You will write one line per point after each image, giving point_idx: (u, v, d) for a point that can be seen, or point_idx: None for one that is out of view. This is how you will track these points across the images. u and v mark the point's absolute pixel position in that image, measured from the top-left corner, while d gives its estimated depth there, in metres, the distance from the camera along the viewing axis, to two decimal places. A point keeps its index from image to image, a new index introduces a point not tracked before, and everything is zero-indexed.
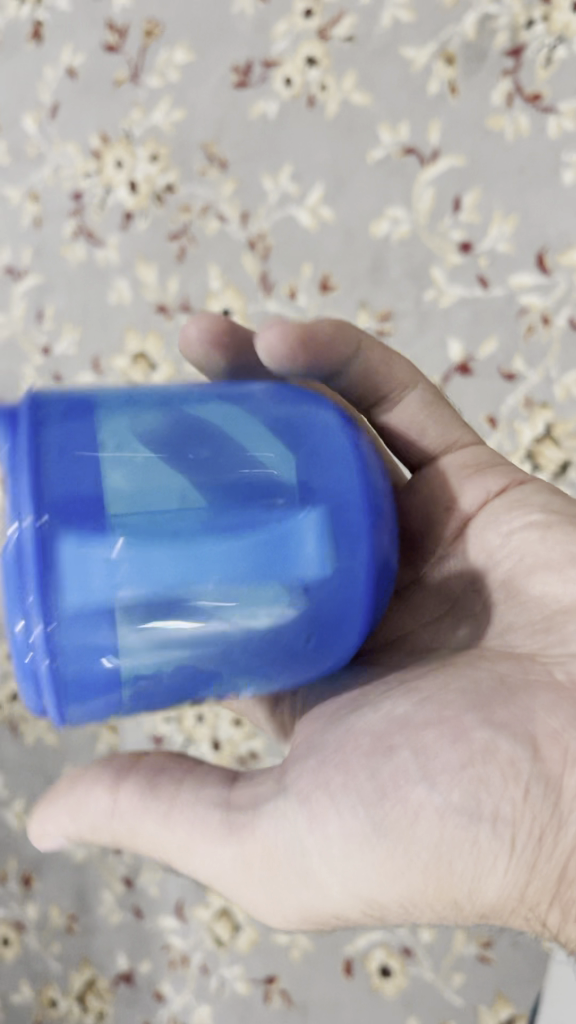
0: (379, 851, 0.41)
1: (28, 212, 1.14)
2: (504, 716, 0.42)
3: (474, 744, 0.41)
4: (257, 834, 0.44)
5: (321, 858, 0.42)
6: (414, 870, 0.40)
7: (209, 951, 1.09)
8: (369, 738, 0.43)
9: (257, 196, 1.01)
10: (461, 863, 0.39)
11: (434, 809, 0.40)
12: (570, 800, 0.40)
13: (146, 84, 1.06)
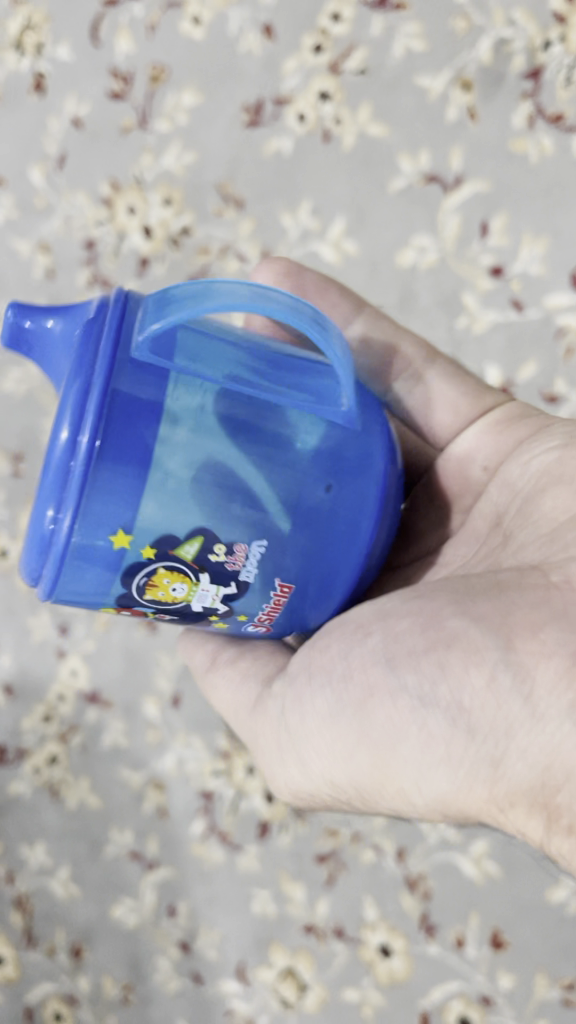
0: (343, 719, 0.50)
1: (40, 264, 1.13)
2: (484, 611, 0.47)
3: (440, 641, 0.47)
4: (277, 706, 0.56)
5: (299, 728, 0.53)
6: (375, 743, 0.48)
7: (275, 1014, 1.04)
8: (355, 629, 0.52)
9: (277, 233, 0.99)
10: (420, 745, 0.46)
11: (394, 692, 0.47)
12: (541, 697, 0.44)
13: (155, 129, 1.05)
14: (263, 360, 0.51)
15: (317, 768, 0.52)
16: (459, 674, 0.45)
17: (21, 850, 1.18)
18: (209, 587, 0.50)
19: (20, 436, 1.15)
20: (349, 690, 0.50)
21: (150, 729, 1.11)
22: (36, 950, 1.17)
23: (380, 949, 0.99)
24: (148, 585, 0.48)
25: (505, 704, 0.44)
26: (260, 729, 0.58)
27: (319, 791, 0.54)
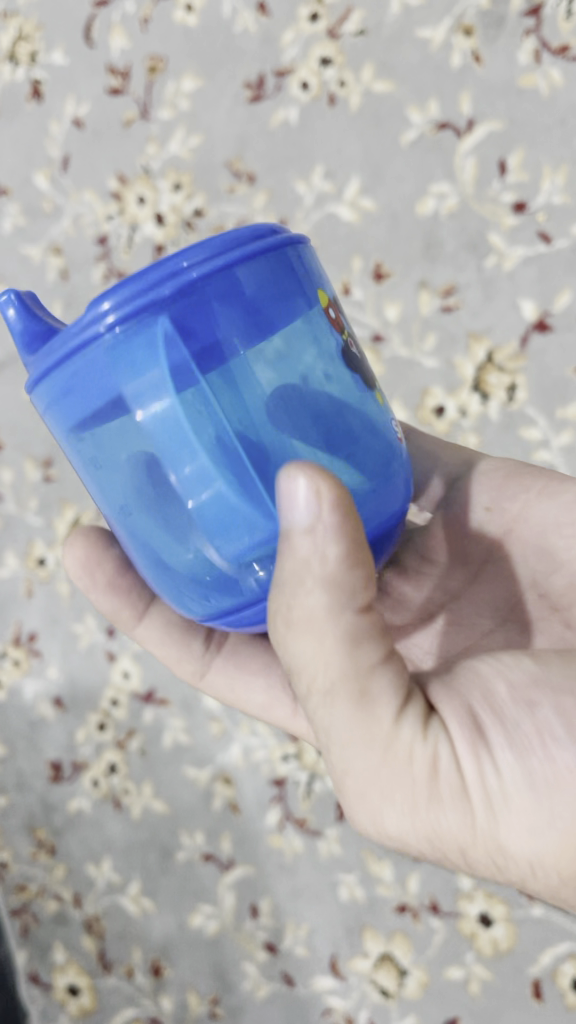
0: (496, 790, 0.39)
1: (53, 267, 1.12)
2: (560, 677, 0.41)
3: (534, 703, 0.40)
4: (402, 742, 0.41)
5: (449, 794, 0.40)
6: (525, 818, 0.39)
7: (377, 1005, 0.99)
8: (446, 688, 0.43)
9: (292, 201, 0.99)
10: (564, 817, 0.38)
11: (513, 761, 0.39)
12: None
13: (158, 118, 1.06)
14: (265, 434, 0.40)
15: (455, 833, 0.40)
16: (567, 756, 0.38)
17: (87, 870, 1.13)
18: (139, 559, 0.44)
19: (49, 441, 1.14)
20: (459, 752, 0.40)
21: (214, 722, 1.06)
22: (113, 975, 1.11)
23: (481, 920, 0.94)
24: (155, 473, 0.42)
25: None
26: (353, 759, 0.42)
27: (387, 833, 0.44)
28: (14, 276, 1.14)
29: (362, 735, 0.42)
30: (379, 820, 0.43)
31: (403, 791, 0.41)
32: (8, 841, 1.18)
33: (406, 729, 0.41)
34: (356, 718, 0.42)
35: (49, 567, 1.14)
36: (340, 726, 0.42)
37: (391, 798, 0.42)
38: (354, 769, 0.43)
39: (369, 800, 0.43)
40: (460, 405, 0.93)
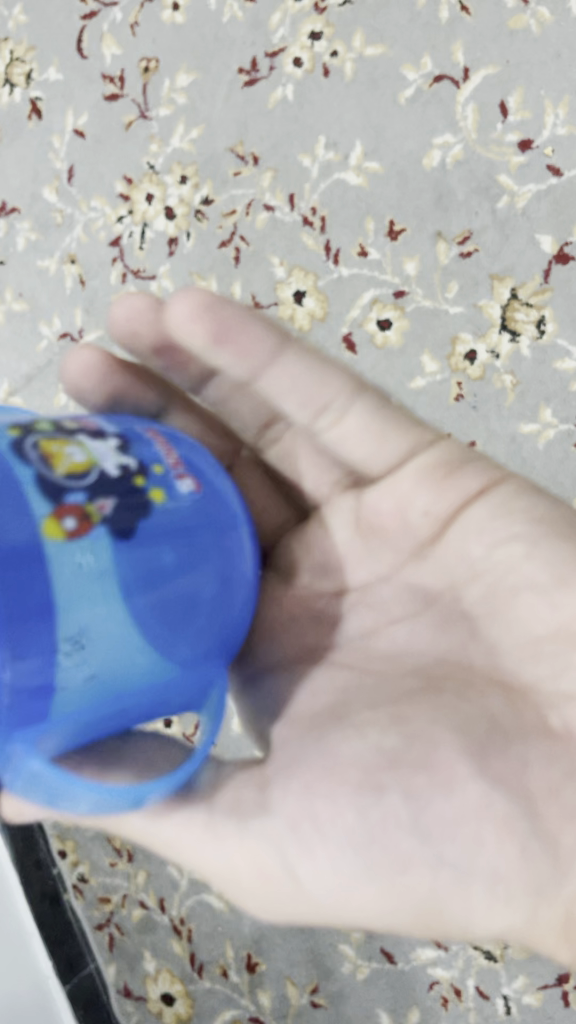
0: (374, 876, 0.41)
1: (71, 274, 1.14)
2: (498, 756, 0.41)
3: (485, 791, 0.41)
4: (287, 826, 0.42)
5: (339, 858, 0.41)
6: (395, 899, 0.41)
7: (483, 971, 0.97)
8: (372, 746, 0.42)
9: (299, 174, 1.01)
10: (455, 905, 0.40)
11: (430, 857, 0.40)
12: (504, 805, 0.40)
13: (158, 117, 1.08)
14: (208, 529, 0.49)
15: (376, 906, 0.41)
16: (551, 830, 0.40)
17: (169, 873, 1.10)
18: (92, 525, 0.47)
19: None
20: (464, 851, 0.40)
21: None
22: (207, 978, 1.08)
23: None
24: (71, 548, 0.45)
25: (525, 862, 0.40)
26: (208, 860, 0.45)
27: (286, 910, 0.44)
28: (32, 288, 1.16)
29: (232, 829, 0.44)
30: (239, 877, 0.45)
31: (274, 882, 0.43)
32: (85, 854, 1.14)
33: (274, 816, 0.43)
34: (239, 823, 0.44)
35: None
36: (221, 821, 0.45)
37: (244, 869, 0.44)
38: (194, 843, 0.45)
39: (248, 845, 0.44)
40: (492, 347, 0.95)
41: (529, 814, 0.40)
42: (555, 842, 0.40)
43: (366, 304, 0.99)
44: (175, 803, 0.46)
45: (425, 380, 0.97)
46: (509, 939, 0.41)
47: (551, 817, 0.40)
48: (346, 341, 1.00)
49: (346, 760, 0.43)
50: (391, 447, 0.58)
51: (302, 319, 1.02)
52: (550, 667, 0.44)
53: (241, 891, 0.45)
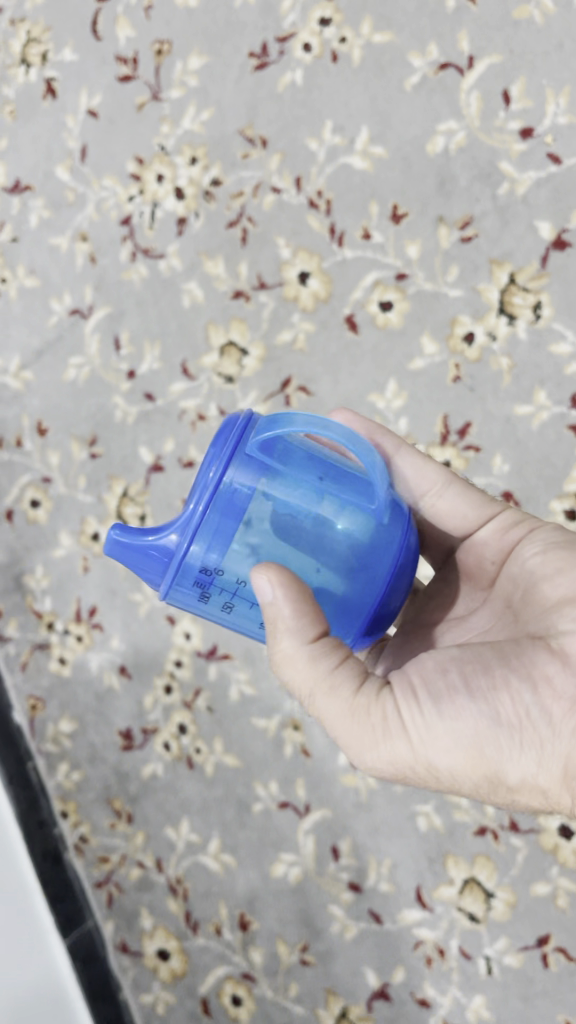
0: (437, 729, 0.51)
1: (82, 252, 1.16)
2: (518, 659, 0.52)
3: (508, 677, 0.51)
4: (380, 703, 0.53)
5: (409, 721, 0.52)
6: (456, 750, 0.50)
7: (466, 933, 1.00)
8: (432, 658, 0.54)
9: (306, 158, 1.04)
10: (488, 751, 0.50)
11: (472, 715, 0.50)
12: (519, 685, 0.50)
13: (170, 99, 1.11)
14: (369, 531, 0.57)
15: (439, 756, 0.51)
16: (545, 694, 0.50)
17: (167, 834, 1.14)
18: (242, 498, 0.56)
19: (92, 419, 1.17)
20: (493, 707, 0.50)
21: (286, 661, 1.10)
22: (201, 936, 1.11)
23: (561, 831, 0.99)
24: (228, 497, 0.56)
25: (538, 723, 0.50)
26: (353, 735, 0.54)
27: (397, 765, 0.53)
28: (44, 266, 1.19)
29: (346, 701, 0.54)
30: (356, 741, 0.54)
31: (368, 734, 0.53)
32: (86, 815, 1.18)
33: (386, 700, 0.53)
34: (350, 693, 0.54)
35: (102, 542, 1.16)
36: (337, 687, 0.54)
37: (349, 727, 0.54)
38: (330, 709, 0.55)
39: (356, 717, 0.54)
40: (489, 329, 0.97)
41: (540, 690, 0.50)
42: (550, 708, 0.49)
43: (368, 286, 1.01)
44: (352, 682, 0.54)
45: (424, 361, 1.00)
46: (530, 787, 0.50)
47: (548, 688, 0.50)
48: (348, 322, 1.03)
49: (420, 661, 0.54)
50: (471, 510, 0.70)
51: (306, 300, 1.05)
52: (558, 611, 0.55)
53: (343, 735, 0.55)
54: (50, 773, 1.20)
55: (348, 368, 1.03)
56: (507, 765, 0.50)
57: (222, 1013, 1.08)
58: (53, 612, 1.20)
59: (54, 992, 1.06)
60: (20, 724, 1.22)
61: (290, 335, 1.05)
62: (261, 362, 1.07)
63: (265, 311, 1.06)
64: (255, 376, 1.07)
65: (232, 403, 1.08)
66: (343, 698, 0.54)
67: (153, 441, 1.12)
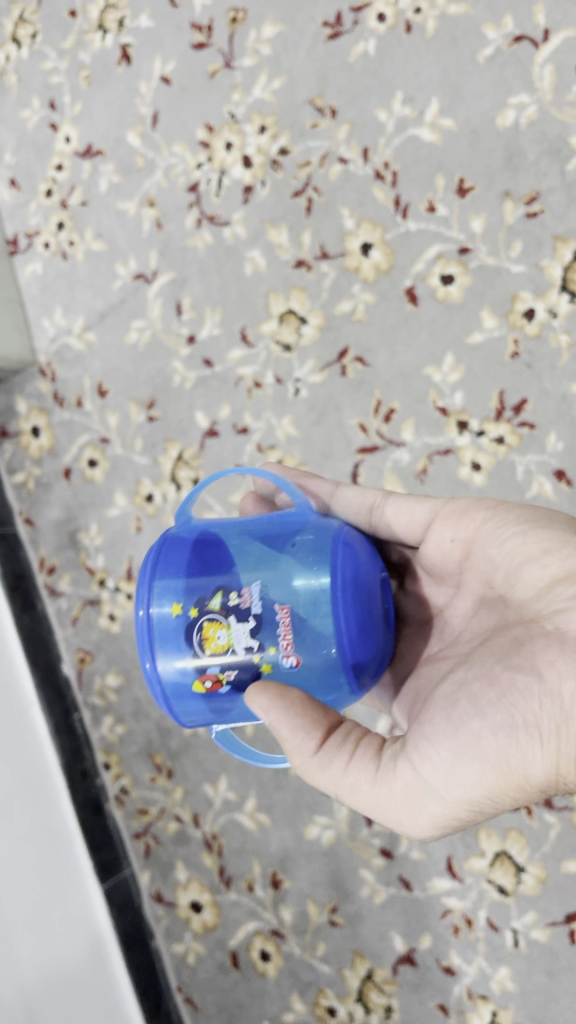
0: (461, 762, 0.52)
1: (148, 218, 1.19)
2: (517, 659, 0.52)
3: (508, 685, 0.51)
4: (401, 773, 0.55)
5: (434, 773, 0.53)
6: (481, 769, 0.51)
7: (495, 905, 1.01)
8: (442, 696, 0.55)
9: (374, 129, 1.04)
10: (510, 758, 0.50)
11: (487, 735, 0.51)
12: (521, 685, 0.50)
13: (242, 66, 1.12)
14: (303, 535, 0.65)
15: (474, 783, 0.51)
16: (551, 681, 0.49)
17: (204, 790, 1.17)
18: (241, 628, 0.59)
19: (151, 383, 1.19)
20: (500, 716, 0.50)
21: None
22: (233, 891, 1.14)
23: None
24: (208, 628, 0.59)
25: (542, 712, 0.49)
26: (379, 796, 0.56)
27: (438, 816, 0.54)
28: (111, 232, 1.21)
29: (369, 776, 0.57)
30: (399, 810, 0.56)
31: (399, 796, 0.55)
32: (127, 768, 1.22)
33: (403, 767, 0.55)
34: (378, 777, 0.57)
35: (156, 503, 1.19)
36: (359, 777, 0.57)
37: (389, 803, 0.56)
38: (363, 802, 0.58)
39: (389, 799, 0.56)
40: (550, 306, 0.97)
41: (538, 681, 0.50)
42: (558, 692, 0.49)
43: (430, 259, 1.02)
44: (358, 747, 0.58)
45: (483, 334, 1.00)
46: (564, 773, 0.49)
47: (552, 673, 0.49)
48: (408, 294, 1.03)
49: (437, 699, 0.56)
50: (419, 513, 0.72)
51: (367, 271, 1.05)
52: (546, 598, 0.55)
53: (399, 816, 0.56)
54: (95, 725, 1.24)
55: (406, 339, 1.03)
56: (528, 765, 0.49)
57: (250, 967, 1.12)
58: (105, 569, 1.23)
59: (80, 925, 1.11)
60: (69, 675, 1.26)
61: (349, 305, 1.06)
62: (320, 331, 1.08)
63: (326, 281, 1.08)
64: (312, 345, 1.09)
65: (288, 371, 1.10)
66: (366, 781, 0.57)
67: (209, 407, 1.15)
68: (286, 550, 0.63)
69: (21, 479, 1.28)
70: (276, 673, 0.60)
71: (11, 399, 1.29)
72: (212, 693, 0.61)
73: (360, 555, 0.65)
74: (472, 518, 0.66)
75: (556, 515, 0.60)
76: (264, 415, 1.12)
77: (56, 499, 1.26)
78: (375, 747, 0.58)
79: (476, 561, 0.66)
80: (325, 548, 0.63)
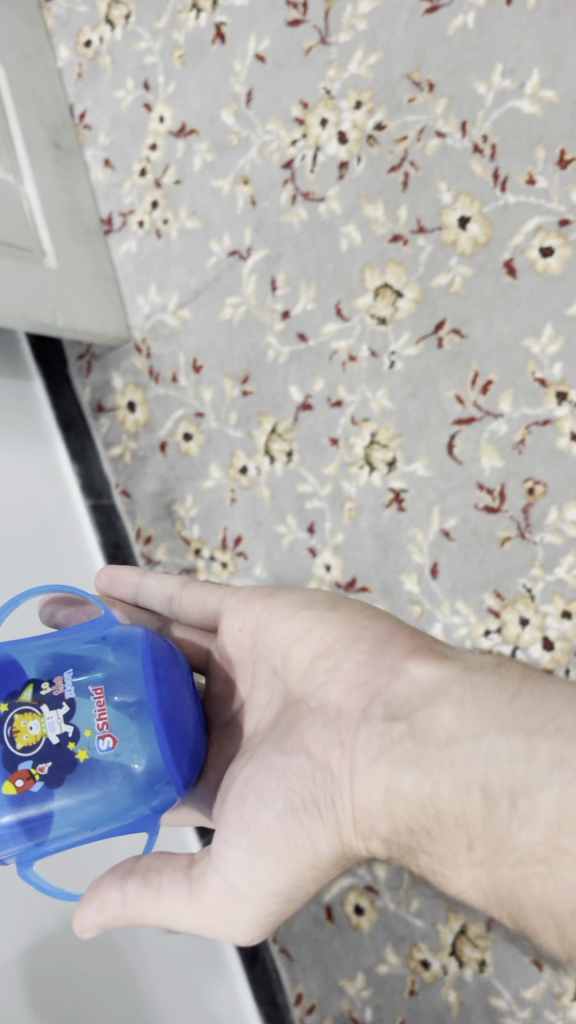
0: (256, 851, 0.62)
1: (242, 195, 1.21)
2: (293, 750, 0.64)
3: (288, 770, 0.64)
4: (211, 884, 0.63)
5: (233, 873, 0.62)
6: (268, 853, 0.62)
7: None
8: (232, 788, 0.66)
9: (473, 101, 1.05)
10: (295, 835, 0.61)
11: (264, 822, 0.62)
12: (287, 774, 0.63)
13: (338, 43, 1.13)
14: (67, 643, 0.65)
15: (265, 868, 0.62)
16: (321, 756, 0.62)
17: None
18: (53, 715, 0.59)
19: (245, 358, 1.22)
20: (280, 799, 0.62)
21: (415, 603, 1.12)
22: None
23: None
24: (16, 725, 0.58)
25: (317, 785, 0.61)
26: (194, 914, 0.63)
27: (255, 912, 0.63)
28: (204, 210, 1.24)
29: (185, 889, 0.64)
30: (231, 915, 0.63)
31: (222, 903, 0.62)
32: None
33: (208, 877, 0.63)
34: (194, 892, 0.63)
35: (250, 475, 1.22)
36: (183, 895, 0.63)
37: (209, 913, 0.63)
38: (191, 919, 0.64)
39: (215, 906, 0.63)
40: None
41: (321, 760, 0.62)
42: (328, 765, 0.61)
43: (530, 231, 1.03)
44: (169, 877, 0.65)
45: None
46: (348, 838, 0.60)
47: (321, 748, 0.63)
48: (506, 267, 1.05)
49: (229, 798, 0.66)
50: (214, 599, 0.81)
51: (465, 244, 1.07)
52: (311, 684, 0.67)
53: (230, 922, 0.63)
54: None
55: (504, 311, 1.05)
56: (313, 840, 0.61)
57: (345, 920, 1.16)
58: (200, 538, 1.26)
59: None
60: None
61: (446, 278, 1.08)
62: (416, 303, 1.10)
63: (423, 254, 1.09)
64: (408, 317, 1.11)
65: (384, 344, 1.12)
66: (181, 900, 0.63)
67: (303, 381, 1.18)
68: (53, 655, 0.63)
69: (117, 452, 1.33)
70: (92, 761, 0.59)
71: (107, 375, 1.33)
72: (24, 793, 0.58)
73: (146, 648, 0.65)
74: (256, 605, 0.76)
75: (322, 598, 0.72)
76: (358, 388, 1.14)
77: (151, 471, 1.30)
78: (186, 868, 0.65)
79: (257, 664, 0.75)
80: (94, 652, 0.64)
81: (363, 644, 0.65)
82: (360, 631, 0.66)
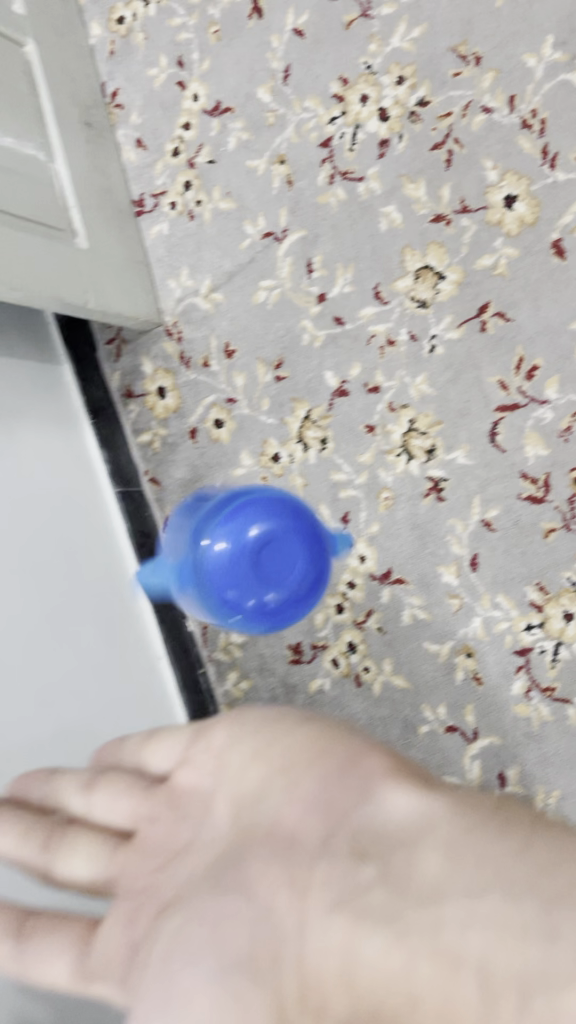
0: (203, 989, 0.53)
1: (278, 175, 1.18)
2: (260, 883, 0.59)
3: (258, 900, 0.57)
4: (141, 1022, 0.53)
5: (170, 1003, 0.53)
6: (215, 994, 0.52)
7: None
8: (172, 928, 0.59)
9: (522, 75, 1.03)
10: (246, 983, 0.53)
11: (216, 960, 0.54)
12: (258, 903, 0.57)
13: (380, 15, 1.10)
14: None
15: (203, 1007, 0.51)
16: (289, 886, 0.58)
17: None
18: None
19: (279, 343, 1.19)
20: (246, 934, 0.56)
21: (452, 595, 1.09)
22: None
23: None
24: None
25: (287, 919, 0.56)
26: None
27: None
28: (238, 190, 1.21)
29: None
30: None
31: None
32: None
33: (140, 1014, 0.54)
34: None
35: (283, 463, 1.19)
36: None
37: None
38: None
39: None
40: None
41: (293, 894, 0.57)
42: (300, 905, 0.56)
43: None
44: None
45: None
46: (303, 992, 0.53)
47: (283, 886, 0.58)
48: (555, 247, 1.03)
49: (169, 932, 0.58)
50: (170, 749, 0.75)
51: (510, 225, 1.05)
52: (281, 817, 0.63)
53: None
54: (220, 680, 1.26)
55: (550, 294, 1.03)
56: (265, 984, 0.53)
57: None
58: None
59: None
60: (193, 631, 1.27)
61: (491, 260, 1.06)
62: (458, 286, 1.07)
63: (466, 235, 1.07)
64: (449, 301, 1.08)
65: (424, 328, 1.09)
66: None
67: (339, 367, 1.15)
68: None
69: (146, 439, 1.30)
70: None
71: (137, 360, 1.30)
72: None
73: None
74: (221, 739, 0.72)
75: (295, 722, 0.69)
76: (397, 374, 1.11)
77: (181, 458, 1.27)
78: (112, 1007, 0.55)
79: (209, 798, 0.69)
80: None
81: (349, 774, 0.61)
82: (346, 759, 0.63)
